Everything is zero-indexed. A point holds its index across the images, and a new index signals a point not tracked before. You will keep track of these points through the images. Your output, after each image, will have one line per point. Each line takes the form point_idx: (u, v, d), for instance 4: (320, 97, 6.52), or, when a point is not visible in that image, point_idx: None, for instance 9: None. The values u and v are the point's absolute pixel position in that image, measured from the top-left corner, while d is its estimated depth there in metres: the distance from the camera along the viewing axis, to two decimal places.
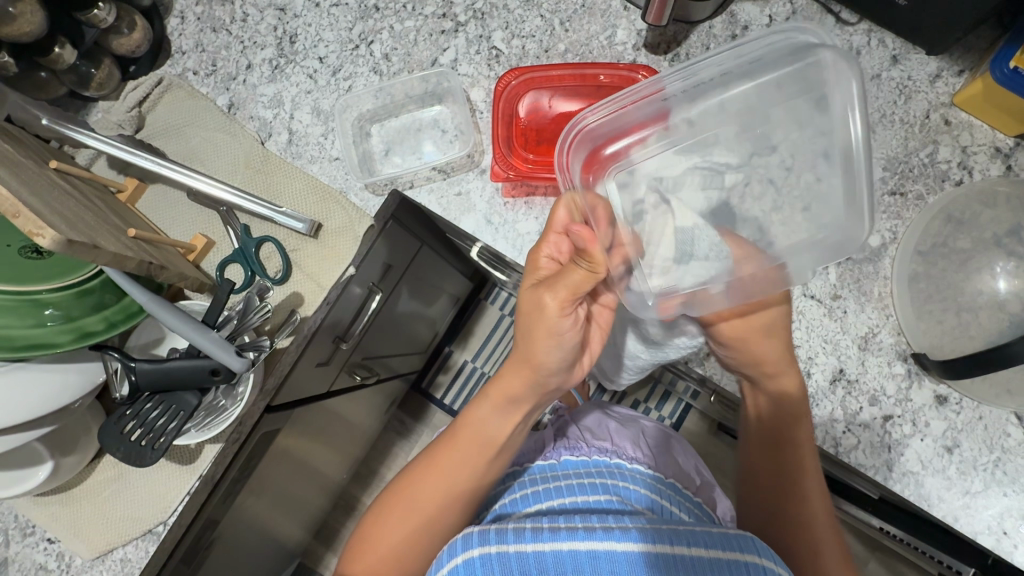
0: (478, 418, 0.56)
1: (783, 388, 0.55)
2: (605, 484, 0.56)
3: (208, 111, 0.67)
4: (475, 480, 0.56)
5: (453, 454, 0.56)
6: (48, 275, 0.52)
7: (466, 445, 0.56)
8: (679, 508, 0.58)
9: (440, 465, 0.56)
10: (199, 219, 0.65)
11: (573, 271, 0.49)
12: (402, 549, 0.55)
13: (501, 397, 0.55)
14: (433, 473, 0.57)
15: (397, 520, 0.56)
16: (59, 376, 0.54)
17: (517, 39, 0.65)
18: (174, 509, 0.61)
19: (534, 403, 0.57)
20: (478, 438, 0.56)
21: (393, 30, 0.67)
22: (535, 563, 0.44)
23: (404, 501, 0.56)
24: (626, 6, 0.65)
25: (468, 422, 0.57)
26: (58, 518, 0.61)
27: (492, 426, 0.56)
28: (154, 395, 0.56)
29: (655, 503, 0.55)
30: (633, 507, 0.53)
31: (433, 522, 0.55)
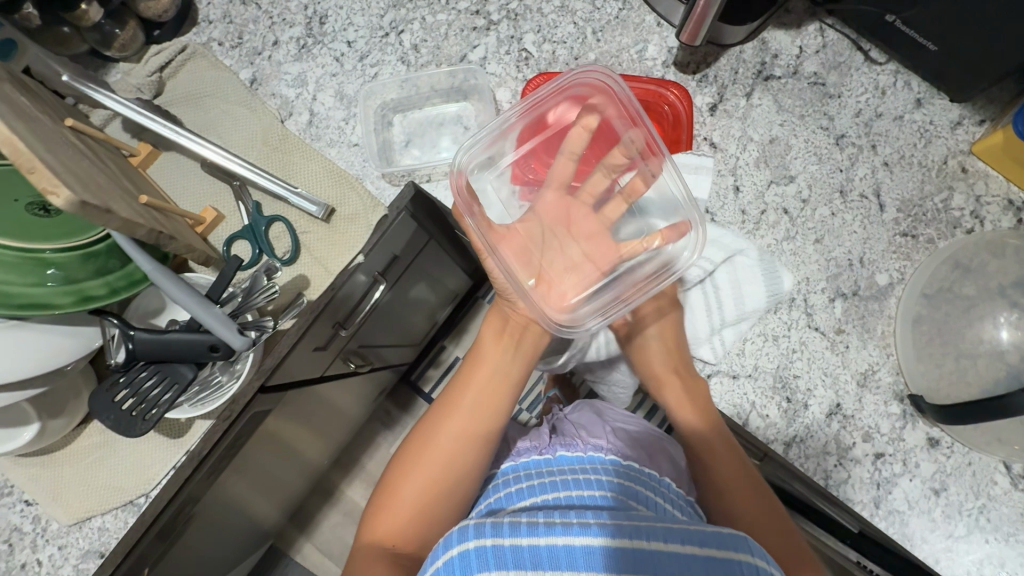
0: (484, 356, 0.64)
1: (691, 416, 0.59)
2: (599, 479, 0.56)
3: (230, 84, 0.66)
4: (488, 416, 0.61)
5: (465, 387, 0.63)
6: (54, 234, 0.51)
7: (478, 378, 0.63)
8: (678, 510, 0.57)
9: (455, 407, 0.61)
10: (211, 192, 0.64)
11: (573, 130, 0.60)
12: (427, 493, 0.58)
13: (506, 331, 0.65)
14: (452, 414, 0.61)
15: (426, 460, 0.59)
16: (54, 338, 0.52)
17: (548, 43, 0.66)
18: (157, 483, 0.61)
19: (535, 338, 0.65)
20: (480, 365, 0.64)
21: (424, 21, 0.67)
22: (530, 557, 0.44)
23: (426, 448, 0.59)
24: (659, 22, 0.65)
25: (479, 362, 0.64)
26: (38, 479, 0.60)
27: (498, 360, 0.64)
28: (150, 365, 0.55)
29: (652, 502, 0.55)
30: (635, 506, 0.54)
31: (457, 466, 0.58)
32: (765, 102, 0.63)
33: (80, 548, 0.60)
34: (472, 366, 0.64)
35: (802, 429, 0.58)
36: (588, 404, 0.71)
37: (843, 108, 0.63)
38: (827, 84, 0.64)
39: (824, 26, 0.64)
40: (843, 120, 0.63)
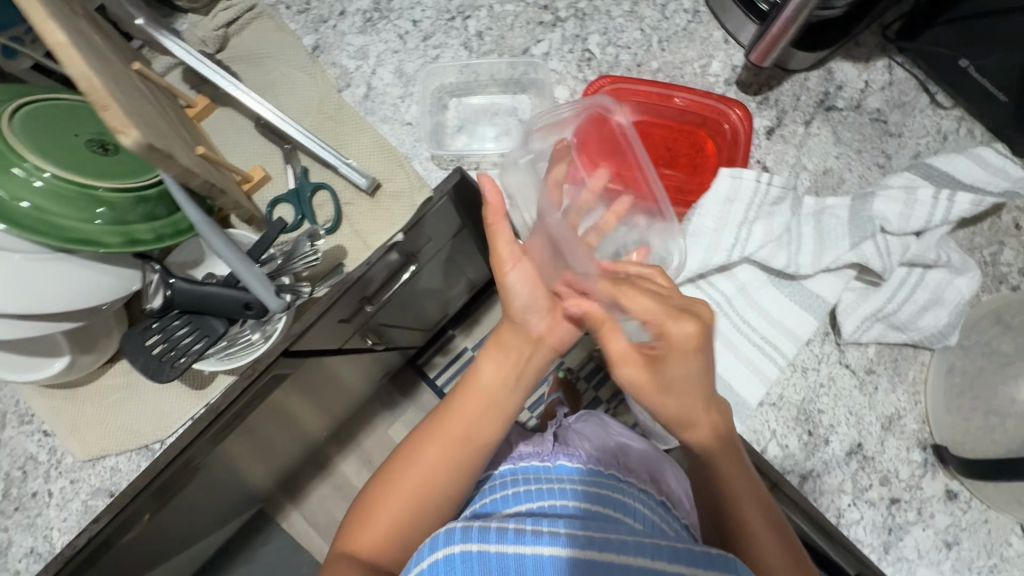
0: (482, 378, 0.59)
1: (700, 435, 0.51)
2: (597, 493, 0.60)
3: (293, 48, 0.66)
4: (477, 444, 0.58)
5: (451, 412, 0.59)
6: (107, 172, 0.51)
7: (472, 401, 0.59)
8: (656, 518, 0.62)
9: (444, 429, 0.58)
10: (260, 152, 0.65)
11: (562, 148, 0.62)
12: (405, 515, 0.56)
13: (507, 352, 0.60)
14: (438, 437, 0.58)
15: (408, 481, 0.56)
16: (93, 277, 0.51)
17: (613, 47, 0.65)
18: (174, 431, 0.61)
19: (537, 360, 0.60)
20: (473, 389, 0.59)
21: (491, 10, 0.67)
22: (516, 564, 0.46)
23: (408, 468, 0.57)
24: (726, 39, 0.65)
25: (475, 383, 0.59)
26: (59, 412, 0.61)
27: (496, 381, 0.59)
28: (184, 314, 0.56)
29: (629, 508, 0.59)
30: (615, 515, 0.57)
31: (438, 490, 0.57)
32: (824, 132, 0.63)
33: (91, 484, 0.61)
34: (466, 386, 0.60)
35: (820, 464, 0.58)
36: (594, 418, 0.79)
37: (902, 147, 0.62)
38: (889, 122, 0.63)
39: (893, 63, 0.64)
40: (900, 160, 0.62)
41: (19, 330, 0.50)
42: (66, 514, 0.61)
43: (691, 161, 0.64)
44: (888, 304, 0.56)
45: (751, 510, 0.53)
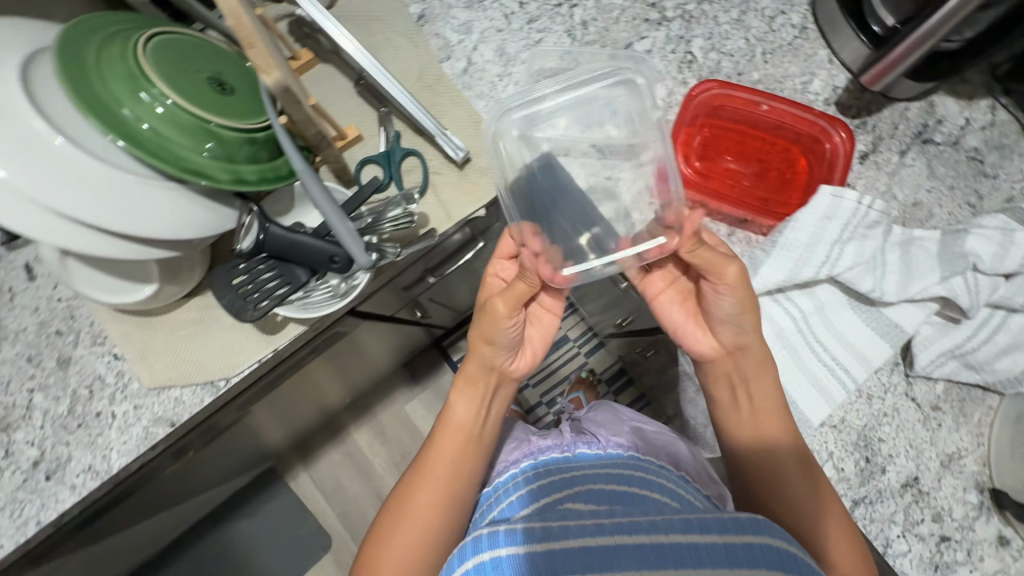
0: (454, 411, 0.68)
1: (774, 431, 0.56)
2: (606, 476, 0.67)
3: (399, 14, 0.67)
4: (459, 471, 0.65)
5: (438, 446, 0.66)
6: (223, 108, 0.51)
7: (448, 433, 0.67)
8: (682, 490, 0.67)
9: (430, 465, 0.65)
10: (356, 112, 0.65)
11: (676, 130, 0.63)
12: (413, 556, 0.60)
13: (469, 386, 0.69)
14: (426, 473, 0.65)
15: (408, 521, 0.62)
16: (195, 209, 0.52)
17: (716, 52, 0.65)
18: (240, 371, 0.63)
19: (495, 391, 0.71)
20: (450, 427, 0.67)
21: (598, 2, 0.67)
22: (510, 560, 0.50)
23: (410, 507, 0.62)
24: (830, 59, 0.65)
25: (447, 417, 0.68)
26: (132, 338, 0.63)
27: (466, 414, 0.68)
28: (272, 259, 0.58)
29: (649, 483, 0.66)
30: (636, 491, 0.64)
31: (435, 524, 0.62)
32: (918, 165, 0.62)
33: (154, 412, 0.63)
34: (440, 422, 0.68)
35: (873, 491, 0.58)
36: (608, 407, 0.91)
37: (995, 190, 0.62)
38: (985, 162, 0.62)
39: (996, 105, 0.63)
40: (992, 202, 0.61)
41: (121, 252, 0.50)
42: (126, 438, 0.62)
43: (783, 177, 0.64)
44: (964, 342, 0.56)
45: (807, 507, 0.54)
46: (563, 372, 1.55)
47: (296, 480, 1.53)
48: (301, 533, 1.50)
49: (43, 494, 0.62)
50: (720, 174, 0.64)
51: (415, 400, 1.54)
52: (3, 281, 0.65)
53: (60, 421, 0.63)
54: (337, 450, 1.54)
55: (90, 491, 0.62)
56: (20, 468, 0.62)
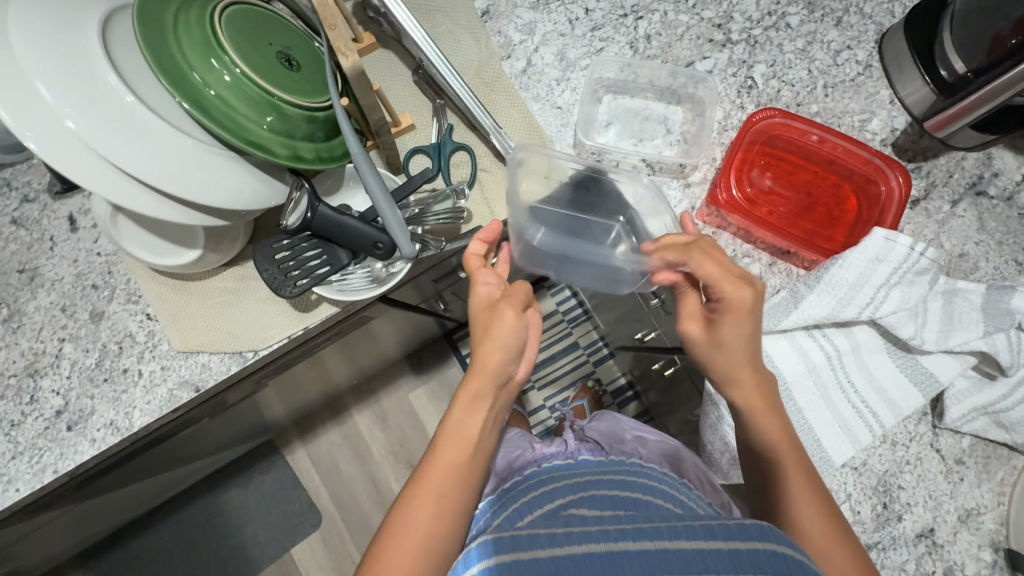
0: (452, 429, 0.52)
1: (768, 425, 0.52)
2: (609, 482, 0.67)
3: (464, 7, 0.67)
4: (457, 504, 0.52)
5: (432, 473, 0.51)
6: (289, 85, 0.51)
7: (444, 457, 0.52)
8: (684, 496, 0.66)
9: (421, 496, 0.51)
10: (411, 101, 0.66)
11: (733, 147, 0.62)
12: None
13: (472, 399, 0.52)
14: (418, 504, 0.51)
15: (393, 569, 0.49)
16: (251, 182, 0.52)
17: (777, 80, 0.65)
18: (270, 345, 0.63)
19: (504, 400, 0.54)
20: (452, 444, 0.52)
21: (665, 16, 0.67)
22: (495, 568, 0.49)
23: (394, 549, 0.49)
24: (893, 100, 0.64)
25: (444, 435, 0.53)
26: (166, 300, 0.63)
27: (467, 434, 0.52)
28: (315, 238, 0.58)
29: (648, 488, 0.66)
30: (637, 497, 0.63)
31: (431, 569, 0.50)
32: (969, 216, 0.62)
33: (180, 376, 0.63)
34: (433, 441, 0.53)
35: (886, 537, 0.58)
36: (611, 416, 0.91)
37: None
38: None
39: None
40: None
41: (167, 215, 0.48)
42: (151, 397, 0.63)
43: (832, 211, 0.63)
44: (997, 400, 0.56)
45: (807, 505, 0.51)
46: (570, 378, 1.54)
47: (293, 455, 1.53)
48: (292, 508, 1.51)
49: (63, 444, 0.62)
50: (770, 203, 0.63)
51: (420, 389, 1.55)
52: (45, 228, 0.65)
53: (87, 374, 0.63)
54: (337, 430, 1.54)
55: (109, 446, 0.63)
56: (43, 416, 0.63)
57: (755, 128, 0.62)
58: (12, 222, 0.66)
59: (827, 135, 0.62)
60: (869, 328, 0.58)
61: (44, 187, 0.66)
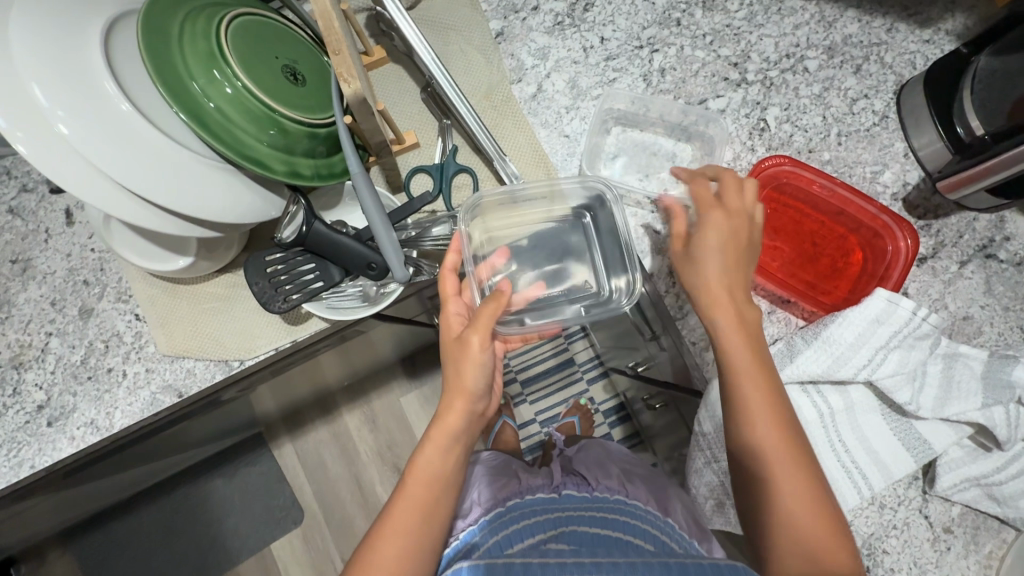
0: (420, 463, 0.55)
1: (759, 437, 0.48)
2: (590, 518, 0.67)
3: (478, 27, 0.66)
4: (426, 532, 0.54)
5: (404, 512, 0.54)
6: (291, 100, 0.51)
7: (413, 490, 0.54)
8: (664, 535, 0.65)
9: (391, 526, 0.53)
10: (417, 119, 0.65)
11: None
12: None
13: (440, 435, 0.54)
14: (389, 536, 0.53)
15: None
16: (246, 196, 0.51)
17: (790, 125, 0.64)
18: (256, 355, 0.63)
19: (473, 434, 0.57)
20: (424, 485, 0.54)
21: (680, 51, 0.65)
22: None
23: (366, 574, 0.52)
24: (907, 153, 0.63)
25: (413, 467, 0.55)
26: (155, 302, 0.63)
27: (435, 466, 0.54)
28: (309, 254, 0.58)
29: (627, 525, 0.66)
30: (617, 536, 0.63)
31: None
32: (976, 279, 0.60)
33: (164, 379, 0.62)
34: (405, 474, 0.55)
35: None
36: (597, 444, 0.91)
37: None
38: None
39: None
40: None
41: (159, 224, 0.48)
42: (133, 399, 0.62)
43: (835, 264, 0.62)
44: (991, 473, 0.54)
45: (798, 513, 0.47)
46: (561, 396, 1.53)
47: (280, 451, 1.53)
48: (275, 503, 1.51)
49: (41, 440, 0.62)
50: (772, 250, 0.62)
51: (412, 394, 1.54)
52: (41, 220, 0.65)
53: (71, 371, 0.63)
54: (325, 429, 1.54)
55: (88, 445, 0.62)
56: (24, 409, 0.62)
57: (763, 173, 0.60)
58: (9, 212, 0.65)
59: (836, 187, 0.60)
60: (865, 388, 0.56)
61: (43, 178, 0.65)
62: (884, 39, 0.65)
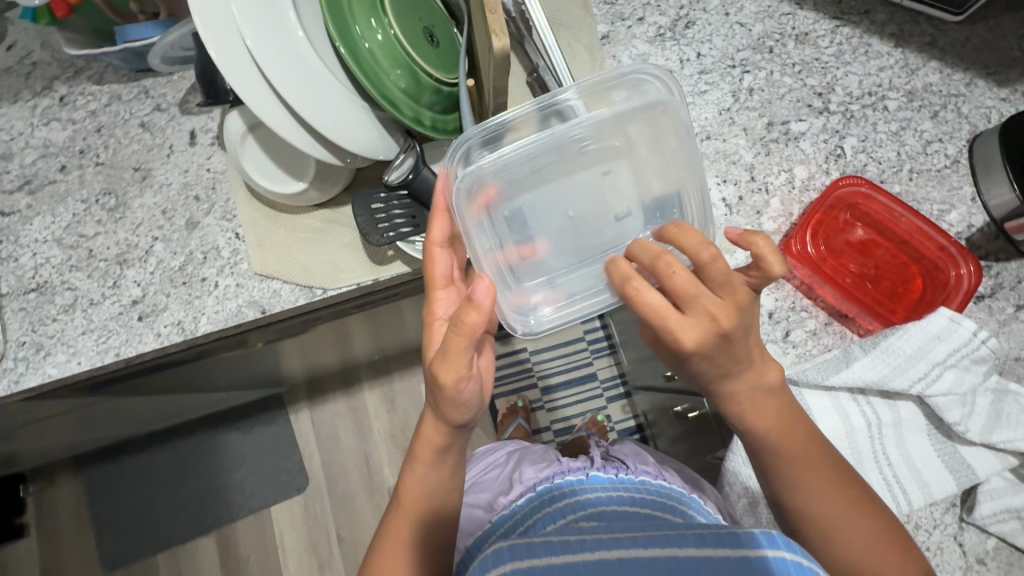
0: (413, 474, 0.59)
1: (778, 444, 0.52)
2: (621, 495, 0.71)
3: (587, 28, 0.72)
4: (427, 537, 0.60)
5: (401, 528, 0.59)
6: (427, 56, 0.56)
7: (409, 503, 0.59)
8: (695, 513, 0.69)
9: (396, 536, 0.59)
10: (519, 99, 0.71)
11: (812, 209, 0.65)
12: None
13: (427, 451, 0.58)
14: (394, 544, 0.59)
15: None
16: (368, 130, 0.56)
17: (865, 155, 0.68)
18: (339, 287, 0.67)
19: (462, 440, 0.59)
20: (416, 500, 0.59)
21: (770, 75, 0.71)
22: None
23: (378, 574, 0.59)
24: (974, 197, 0.66)
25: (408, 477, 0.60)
26: (256, 224, 0.68)
27: (425, 480, 0.59)
28: (410, 199, 0.63)
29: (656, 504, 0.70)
30: (652, 513, 0.68)
31: None
32: None
33: (251, 295, 0.67)
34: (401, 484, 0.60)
35: None
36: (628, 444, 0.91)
37: None
38: None
39: None
40: None
41: (291, 139, 0.53)
42: (220, 308, 0.67)
43: (894, 289, 0.66)
44: None
45: (816, 503, 0.53)
46: (579, 409, 1.54)
47: (297, 415, 1.56)
48: (284, 466, 1.53)
49: (131, 331, 0.67)
50: (834, 267, 0.66)
51: None
52: (167, 137, 0.72)
53: (169, 275, 0.68)
54: (344, 402, 1.56)
55: (170, 344, 0.67)
56: (120, 302, 0.68)
57: (839, 193, 0.64)
58: (140, 126, 0.72)
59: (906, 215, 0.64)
60: (914, 406, 0.59)
61: (177, 101, 0.72)
62: (963, 92, 0.69)
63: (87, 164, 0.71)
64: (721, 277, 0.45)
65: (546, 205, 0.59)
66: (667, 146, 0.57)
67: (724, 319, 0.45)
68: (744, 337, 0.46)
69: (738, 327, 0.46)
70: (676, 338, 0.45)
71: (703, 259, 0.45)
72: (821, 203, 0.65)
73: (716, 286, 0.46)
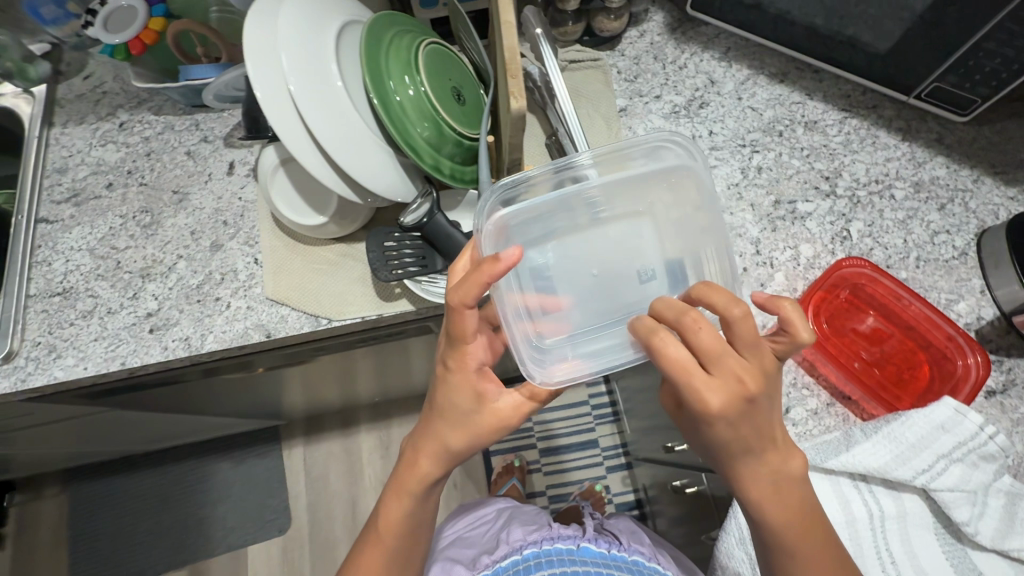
0: (390, 506, 0.57)
1: (784, 521, 0.47)
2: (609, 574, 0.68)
3: (606, 101, 0.77)
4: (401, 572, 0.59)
5: (373, 559, 0.57)
6: (452, 111, 0.61)
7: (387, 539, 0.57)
8: None
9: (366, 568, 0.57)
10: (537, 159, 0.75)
11: (815, 286, 0.65)
12: None
13: (408, 481, 0.55)
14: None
15: None
16: (390, 172, 0.59)
17: (871, 239, 0.69)
18: (344, 318, 0.69)
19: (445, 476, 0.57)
20: (391, 533, 0.57)
21: (779, 157, 0.74)
22: None
23: None
24: (983, 289, 0.66)
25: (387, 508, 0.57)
26: (275, 251, 0.72)
27: (400, 514, 0.57)
28: (421, 239, 0.66)
29: None
30: None
31: None
32: None
33: (260, 318, 0.69)
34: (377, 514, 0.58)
35: None
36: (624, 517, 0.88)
37: None
38: None
39: None
40: None
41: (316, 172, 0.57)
42: (228, 328, 0.69)
43: (898, 373, 0.65)
44: None
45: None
46: (577, 475, 1.49)
47: (290, 451, 1.53)
48: (269, 503, 1.49)
49: (141, 342, 0.69)
50: (837, 347, 0.65)
51: None
52: (208, 165, 0.77)
53: (185, 292, 0.71)
54: (338, 443, 1.54)
55: (174, 358, 0.69)
56: (135, 313, 0.70)
57: (842, 273, 0.65)
58: (186, 154, 0.78)
59: (911, 301, 0.64)
60: (920, 500, 0.55)
61: (222, 134, 0.78)
62: (970, 188, 0.71)
63: (132, 184, 0.77)
64: (749, 338, 0.44)
65: (570, 262, 0.61)
66: (688, 208, 0.59)
67: (751, 382, 0.43)
68: (768, 407, 0.45)
69: (764, 393, 0.44)
70: (702, 400, 0.43)
71: (733, 319, 0.44)
72: (825, 281, 0.65)
73: (743, 347, 0.44)
